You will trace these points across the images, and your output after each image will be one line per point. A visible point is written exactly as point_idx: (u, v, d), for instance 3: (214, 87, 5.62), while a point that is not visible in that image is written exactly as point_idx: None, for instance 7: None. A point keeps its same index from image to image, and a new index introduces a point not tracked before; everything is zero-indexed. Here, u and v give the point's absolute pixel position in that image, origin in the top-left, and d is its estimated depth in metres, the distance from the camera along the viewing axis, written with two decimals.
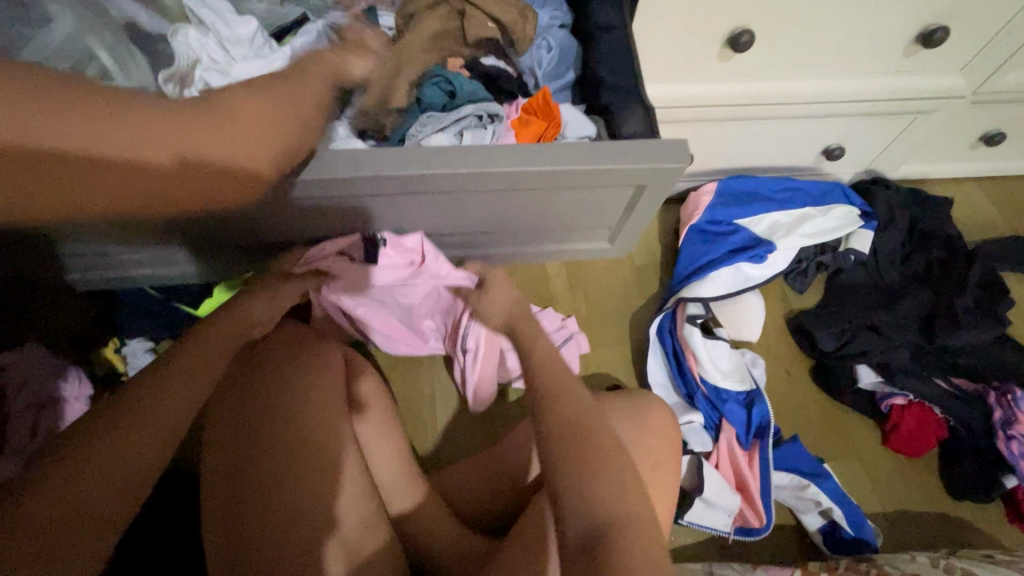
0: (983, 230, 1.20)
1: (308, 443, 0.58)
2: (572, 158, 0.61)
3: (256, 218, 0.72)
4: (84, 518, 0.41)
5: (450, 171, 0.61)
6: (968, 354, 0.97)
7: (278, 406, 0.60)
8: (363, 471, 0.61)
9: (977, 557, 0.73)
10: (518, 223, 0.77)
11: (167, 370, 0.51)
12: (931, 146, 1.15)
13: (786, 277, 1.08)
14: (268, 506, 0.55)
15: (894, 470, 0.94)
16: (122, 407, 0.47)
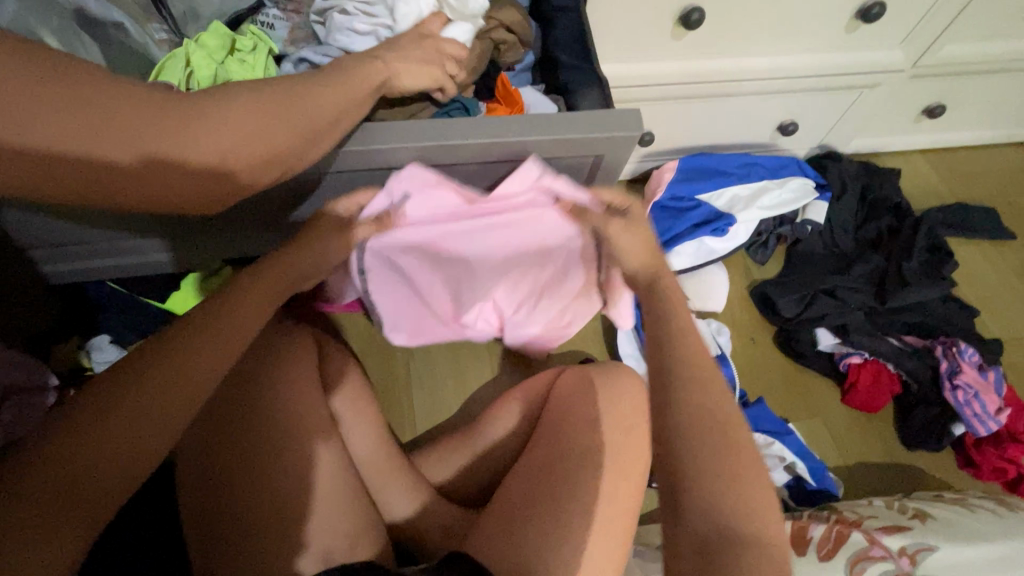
0: (929, 199, 1.27)
1: (291, 450, 0.59)
2: (539, 129, 0.63)
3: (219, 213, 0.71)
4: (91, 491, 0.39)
5: (419, 143, 0.62)
6: (917, 313, 1.03)
7: (265, 410, 0.60)
8: (345, 468, 0.62)
9: (929, 497, 0.78)
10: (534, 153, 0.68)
11: (183, 343, 0.45)
12: (878, 120, 1.21)
13: (748, 249, 1.13)
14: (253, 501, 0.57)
15: (852, 425, 0.99)
16: (146, 363, 0.43)
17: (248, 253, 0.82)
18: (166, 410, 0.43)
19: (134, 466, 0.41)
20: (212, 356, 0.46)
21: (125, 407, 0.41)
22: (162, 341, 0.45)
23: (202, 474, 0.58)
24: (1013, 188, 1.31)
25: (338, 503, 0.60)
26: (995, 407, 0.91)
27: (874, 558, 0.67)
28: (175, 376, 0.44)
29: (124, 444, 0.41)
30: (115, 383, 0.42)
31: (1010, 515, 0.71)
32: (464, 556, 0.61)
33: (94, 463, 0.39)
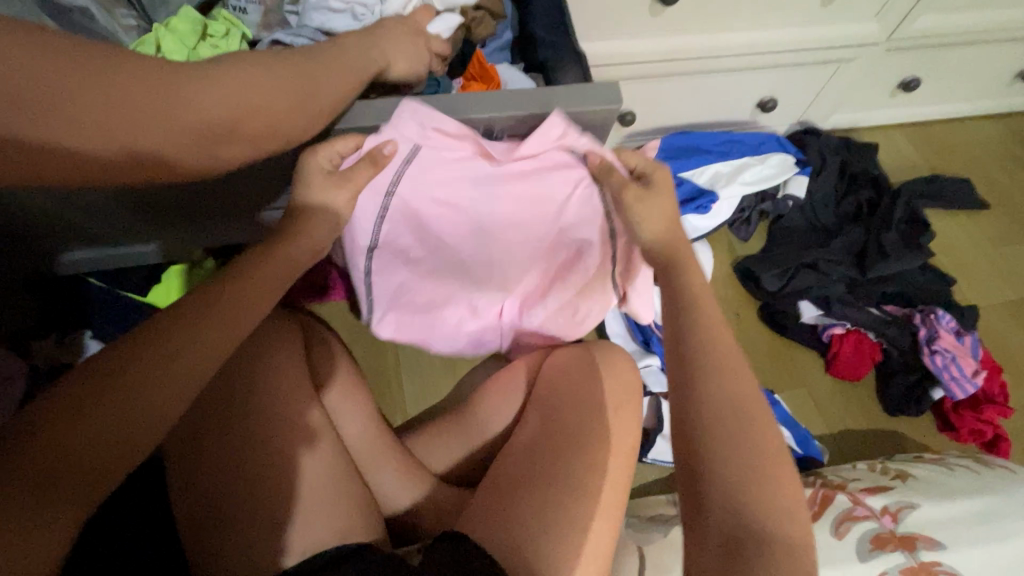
0: (906, 172, 1.29)
1: (276, 453, 0.58)
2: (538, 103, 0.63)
3: (206, 198, 0.71)
4: (90, 470, 0.39)
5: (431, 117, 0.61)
6: (897, 283, 1.05)
7: (250, 412, 0.60)
8: (339, 456, 0.62)
9: (911, 459, 0.80)
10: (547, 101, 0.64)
11: (184, 325, 0.45)
12: (855, 95, 1.23)
13: (731, 227, 1.14)
14: (245, 488, 0.57)
15: (836, 394, 1.01)
16: (144, 343, 0.43)
17: (234, 233, 0.81)
18: (133, 416, 0.41)
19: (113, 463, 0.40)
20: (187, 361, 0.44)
21: (88, 416, 0.39)
22: (132, 343, 0.43)
23: (186, 475, 0.57)
24: (987, 159, 1.33)
25: (325, 505, 0.58)
26: (972, 370, 0.93)
27: (858, 518, 0.69)
28: (144, 384, 0.42)
29: (87, 455, 0.39)
30: (78, 390, 0.40)
31: (987, 471, 0.74)
32: (460, 535, 0.62)
33: (54, 473, 0.38)
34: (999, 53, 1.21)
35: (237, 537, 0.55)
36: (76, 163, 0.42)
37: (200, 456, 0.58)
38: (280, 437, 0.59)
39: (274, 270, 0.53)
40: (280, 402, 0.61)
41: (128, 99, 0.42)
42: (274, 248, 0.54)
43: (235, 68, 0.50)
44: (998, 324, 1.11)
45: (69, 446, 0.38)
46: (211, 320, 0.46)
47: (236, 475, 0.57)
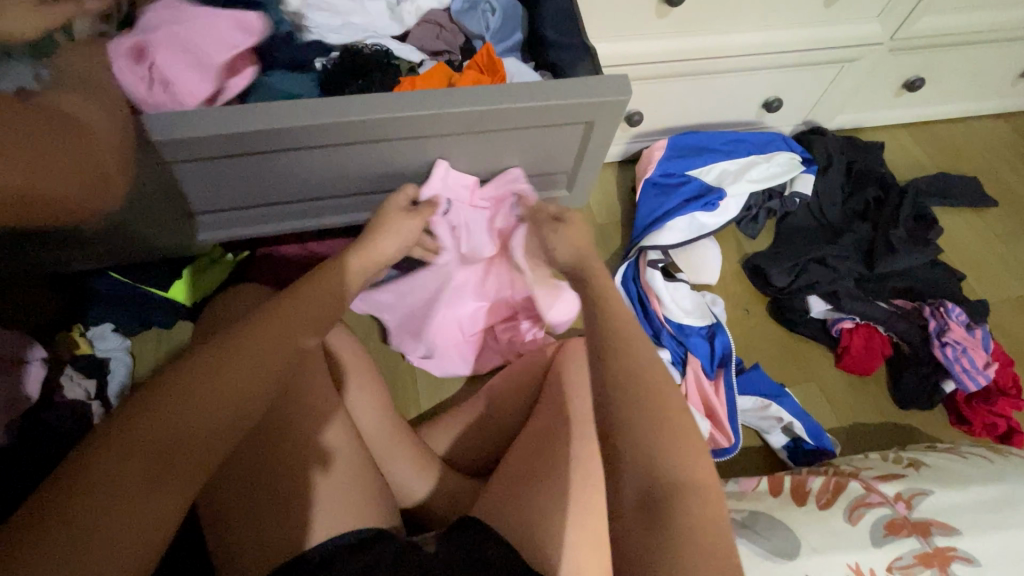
0: (913, 170, 1.30)
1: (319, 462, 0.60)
2: (540, 95, 0.65)
3: (254, 197, 0.75)
4: (193, 447, 0.41)
5: (443, 112, 0.63)
6: (905, 278, 1.06)
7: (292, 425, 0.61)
8: (366, 456, 0.64)
9: (925, 448, 0.80)
10: (546, 92, 0.65)
11: (268, 324, 0.47)
12: (860, 95, 1.24)
13: (738, 224, 1.16)
14: (296, 491, 0.59)
15: (847, 387, 1.01)
16: (233, 336, 0.45)
17: (261, 225, 0.82)
18: (208, 420, 0.41)
19: (214, 444, 0.42)
20: (258, 369, 0.44)
21: (170, 416, 0.40)
22: (199, 353, 0.43)
23: (240, 487, 0.59)
24: (994, 158, 1.34)
25: (349, 503, 0.60)
26: (983, 362, 0.94)
27: (871, 505, 0.69)
28: (226, 381, 0.43)
29: (190, 433, 0.41)
30: (153, 393, 0.41)
31: (1001, 459, 0.74)
32: (473, 522, 0.63)
33: (153, 464, 0.39)
34: (1002, 53, 1.22)
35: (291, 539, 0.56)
36: (55, 207, 0.57)
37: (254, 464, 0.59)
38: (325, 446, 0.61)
39: (336, 284, 0.54)
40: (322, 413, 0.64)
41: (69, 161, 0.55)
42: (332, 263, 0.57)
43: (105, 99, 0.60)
44: (1008, 320, 1.11)
45: (174, 423, 0.40)
46: (295, 317, 0.48)
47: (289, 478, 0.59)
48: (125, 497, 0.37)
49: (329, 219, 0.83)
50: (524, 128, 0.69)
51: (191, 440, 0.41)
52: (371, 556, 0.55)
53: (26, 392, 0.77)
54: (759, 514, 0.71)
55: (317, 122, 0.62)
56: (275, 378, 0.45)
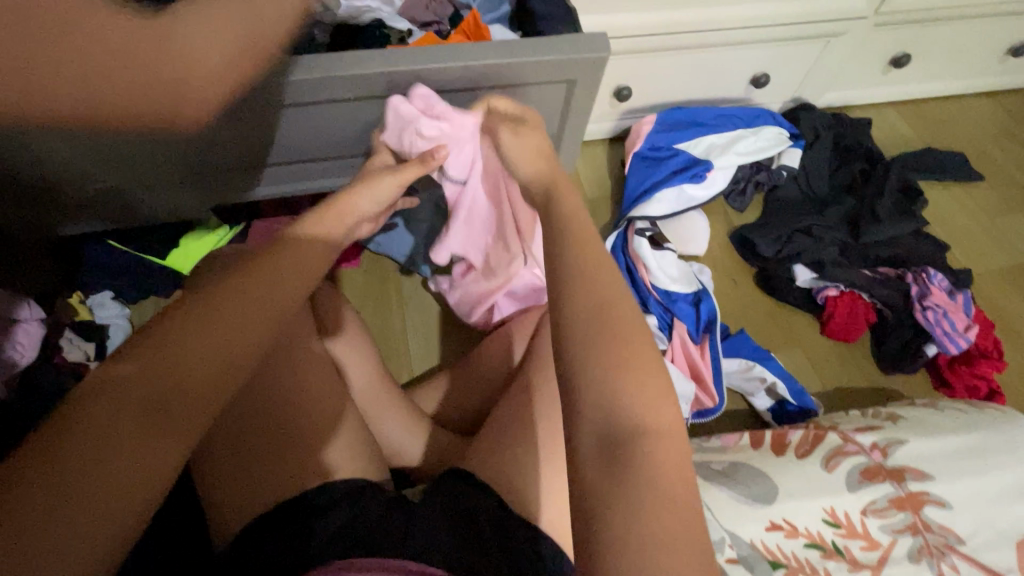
0: (898, 146, 1.32)
1: (310, 433, 0.59)
2: (523, 52, 0.67)
3: (250, 162, 0.77)
4: (174, 412, 0.39)
5: (432, 66, 0.67)
6: (889, 247, 1.08)
7: (277, 397, 0.60)
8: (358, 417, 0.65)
9: (910, 404, 0.80)
10: (531, 51, 0.67)
11: (238, 287, 0.46)
12: (847, 72, 1.26)
13: (726, 198, 1.17)
14: (289, 464, 0.57)
15: (831, 354, 1.03)
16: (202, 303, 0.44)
17: (255, 194, 0.84)
18: (194, 370, 0.41)
19: (195, 407, 0.40)
20: (243, 322, 0.44)
21: (155, 367, 0.40)
22: (176, 314, 0.43)
23: (233, 469, 0.57)
24: (980, 134, 1.36)
25: (341, 456, 0.60)
26: (963, 325, 0.96)
27: (848, 454, 0.71)
28: (200, 345, 0.42)
29: (168, 398, 0.40)
30: (138, 348, 0.41)
31: (978, 411, 0.75)
32: (458, 471, 0.63)
33: (132, 430, 0.37)
34: (987, 30, 1.24)
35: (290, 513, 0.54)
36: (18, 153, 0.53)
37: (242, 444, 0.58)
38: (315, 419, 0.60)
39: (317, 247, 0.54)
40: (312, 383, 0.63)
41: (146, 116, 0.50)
42: (315, 230, 0.57)
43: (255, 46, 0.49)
44: (992, 289, 1.13)
45: (150, 391, 0.39)
46: (266, 279, 0.48)
47: (282, 453, 0.57)
48: (108, 458, 0.36)
49: (325, 184, 0.85)
50: (509, 86, 0.71)
51: (170, 404, 0.39)
52: (349, 512, 0.55)
53: (18, 354, 0.78)
54: (738, 464, 0.72)
55: (308, 75, 0.65)
56: (263, 332, 0.45)
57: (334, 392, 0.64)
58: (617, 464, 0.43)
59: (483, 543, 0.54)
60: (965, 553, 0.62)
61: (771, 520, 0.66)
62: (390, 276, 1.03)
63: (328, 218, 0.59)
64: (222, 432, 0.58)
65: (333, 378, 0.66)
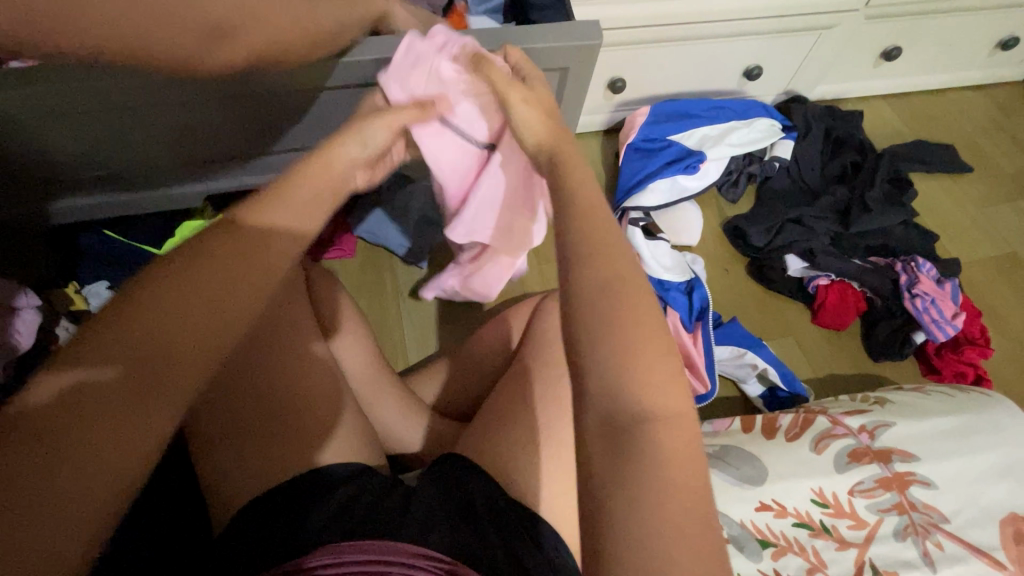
0: (889, 138, 1.33)
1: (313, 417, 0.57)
2: (517, 39, 0.68)
3: (246, 151, 0.79)
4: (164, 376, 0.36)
5: None
6: (879, 237, 1.09)
7: (279, 376, 0.58)
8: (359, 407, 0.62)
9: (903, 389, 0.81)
10: (525, 39, 0.68)
11: (232, 236, 0.40)
12: (839, 65, 1.27)
13: (720, 189, 1.18)
14: (291, 444, 0.55)
15: (822, 342, 1.04)
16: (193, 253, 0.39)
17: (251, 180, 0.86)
18: (181, 343, 0.37)
19: (187, 371, 0.37)
20: (232, 286, 0.39)
21: (134, 339, 0.36)
22: (165, 265, 0.38)
23: (233, 446, 0.55)
24: (970, 126, 1.37)
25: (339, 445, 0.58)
26: (951, 313, 0.97)
27: (837, 436, 0.72)
28: (192, 303, 0.37)
29: (157, 360, 0.36)
30: (112, 315, 0.36)
31: (964, 395, 0.77)
32: (455, 455, 0.61)
33: (121, 394, 0.34)
34: (976, 23, 1.25)
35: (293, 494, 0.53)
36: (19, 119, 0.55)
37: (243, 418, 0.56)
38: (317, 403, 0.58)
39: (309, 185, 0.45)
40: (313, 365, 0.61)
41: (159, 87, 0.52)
42: (310, 164, 0.47)
43: (279, 19, 0.51)
44: (980, 278, 1.15)
45: (139, 351, 0.36)
46: (260, 228, 0.41)
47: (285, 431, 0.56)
48: (98, 421, 0.34)
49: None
50: None
51: (161, 366, 0.36)
52: (346, 496, 0.54)
53: (17, 341, 0.78)
54: (728, 447, 0.74)
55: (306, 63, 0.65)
56: (259, 293, 0.40)
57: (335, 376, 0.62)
58: (622, 452, 0.38)
59: (478, 525, 0.53)
60: (949, 530, 0.64)
61: (760, 500, 0.68)
62: (385, 266, 1.04)
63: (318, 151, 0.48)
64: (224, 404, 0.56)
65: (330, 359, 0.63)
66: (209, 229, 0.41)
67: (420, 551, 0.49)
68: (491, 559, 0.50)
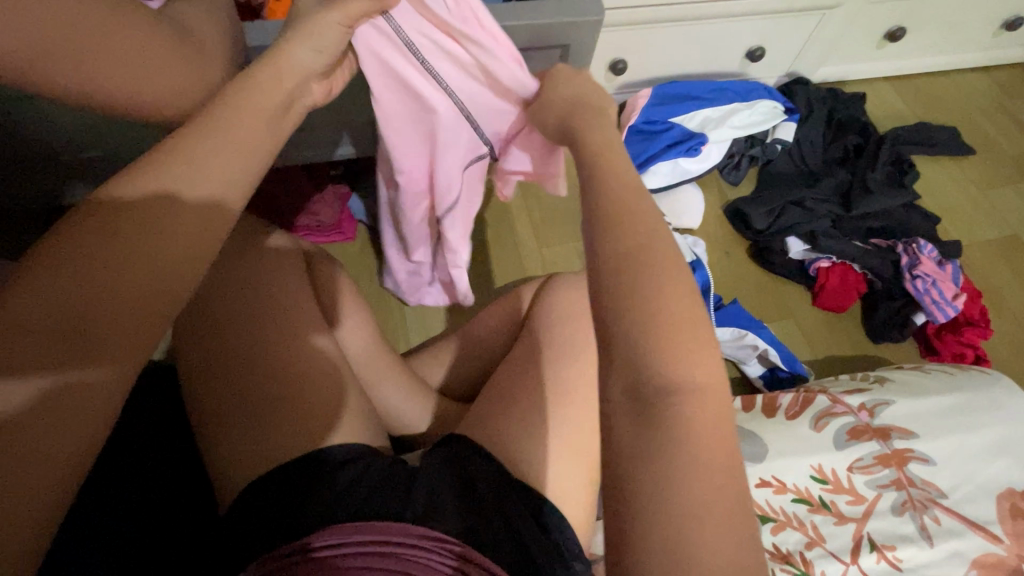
0: (892, 120, 1.32)
1: (304, 397, 0.56)
2: (516, 14, 0.67)
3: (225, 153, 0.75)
4: (104, 325, 0.34)
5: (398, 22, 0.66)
6: (881, 219, 1.09)
7: (267, 356, 0.58)
8: (362, 390, 0.61)
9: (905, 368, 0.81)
10: (524, 17, 0.67)
11: (160, 177, 0.38)
12: (842, 46, 1.26)
13: (721, 171, 1.18)
14: (279, 422, 0.55)
15: (822, 323, 1.05)
16: (124, 200, 0.37)
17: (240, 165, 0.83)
18: (114, 306, 0.35)
19: (128, 320, 0.35)
20: (172, 230, 0.37)
21: (67, 309, 0.34)
22: (95, 213, 0.36)
23: (222, 423, 0.55)
24: (973, 108, 1.36)
25: (341, 428, 0.57)
26: (952, 294, 0.97)
27: (836, 414, 0.73)
28: (128, 251, 0.36)
29: (94, 311, 0.34)
30: (36, 281, 0.34)
31: (963, 373, 0.77)
32: (458, 435, 0.61)
33: (61, 346, 0.34)
34: (981, 3, 1.24)
35: (279, 472, 0.52)
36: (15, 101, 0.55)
37: (223, 396, 0.56)
38: (309, 383, 0.57)
39: (247, 126, 0.41)
40: (307, 346, 0.60)
41: (167, 70, 0.49)
42: (248, 87, 0.44)
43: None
44: (981, 259, 1.15)
45: (72, 300, 0.34)
46: (193, 167, 0.38)
47: (274, 409, 0.55)
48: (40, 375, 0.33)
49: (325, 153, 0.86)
50: None
51: (98, 316, 0.34)
52: (352, 474, 0.53)
53: None
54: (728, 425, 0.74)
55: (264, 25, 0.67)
56: (199, 238, 0.38)
57: (329, 359, 0.60)
58: (642, 422, 0.35)
59: (482, 503, 0.53)
60: (946, 506, 0.65)
61: (760, 477, 0.69)
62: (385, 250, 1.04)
63: (267, 85, 0.44)
64: (203, 377, 0.58)
65: (332, 348, 0.61)
66: (134, 182, 0.38)
67: (425, 532, 0.48)
68: (494, 535, 0.50)
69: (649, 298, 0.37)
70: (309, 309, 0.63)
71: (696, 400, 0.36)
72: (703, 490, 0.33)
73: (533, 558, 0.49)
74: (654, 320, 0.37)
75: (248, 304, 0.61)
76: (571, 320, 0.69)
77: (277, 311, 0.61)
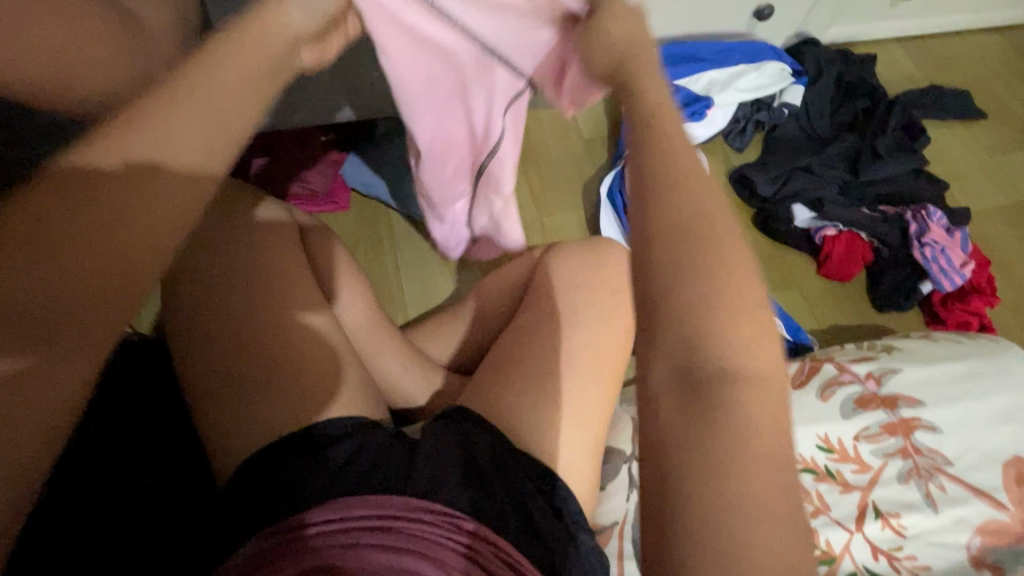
0: (903, 84, 1.28)
1: (293, 372, 0.54)
2: None
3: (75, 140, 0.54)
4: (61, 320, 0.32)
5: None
6: (890, 185, 1.06)
7: (255, 330, 0.55)
8: (359, 363, 0.58)
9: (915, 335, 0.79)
10: None
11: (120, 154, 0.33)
12: (854, 5, 1.21)
13: (726, 137, 1.14)
14: (264, 396, 0.53)
15: (827, 293, 1.03)
16: (80, 180, 0.33)
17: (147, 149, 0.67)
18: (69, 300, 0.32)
19: (83, 315, 0.32)
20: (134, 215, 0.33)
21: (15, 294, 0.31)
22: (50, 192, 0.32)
23: (207, 397, 0.54)
24: (984, 70, 1.32)
25: (334, 404, 0.54)
26: (960, 262, 0.96)
27: (843, 383, 0.72)
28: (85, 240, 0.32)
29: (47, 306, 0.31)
30: None
31: (972, 342, 0.76)
32: (458, 408, 0.58)
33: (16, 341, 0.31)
34: None
35: (263, 449, 0.51)
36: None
37: (206, 370, 0.55)
38: (297, 359, 0.55)
39: (225, 89, 0.36)
40: (297, 321, 0.57)
41: None
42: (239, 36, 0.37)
43: None
44: (987, 227, 1.13)
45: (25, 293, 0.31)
46: (156, 144, 0.34)
47: (262, 385, 0.53)
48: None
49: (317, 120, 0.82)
50: None
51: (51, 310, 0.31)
52: (347, 453, 0.51)
53: None
54: None
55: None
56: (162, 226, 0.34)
57: (321, 334, 0.57)
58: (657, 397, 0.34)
59: (484, 478, 0.51)
60: (952, 474, 0.64)
61: None
62: (381, 220, 1.00)
63: (240, 34, 0.38)
64: (190, 353, 0.56)
65: (325, 324, 0.58)
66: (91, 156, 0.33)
67: (428, 507, 0.47)
68: (499, 509, 0.49)
69: (663, 267, 0.36)
70: (300, 280, 0.60)
71: (717, 375, 0.33)
72: (726, 468, 0.32)
73: (538, 530, 0.49)
74: (673, 286, 0.34)
75: (234, 276, 0.58)
76: (575, 290, 0.66)
77: (266, 282, 0.58)
